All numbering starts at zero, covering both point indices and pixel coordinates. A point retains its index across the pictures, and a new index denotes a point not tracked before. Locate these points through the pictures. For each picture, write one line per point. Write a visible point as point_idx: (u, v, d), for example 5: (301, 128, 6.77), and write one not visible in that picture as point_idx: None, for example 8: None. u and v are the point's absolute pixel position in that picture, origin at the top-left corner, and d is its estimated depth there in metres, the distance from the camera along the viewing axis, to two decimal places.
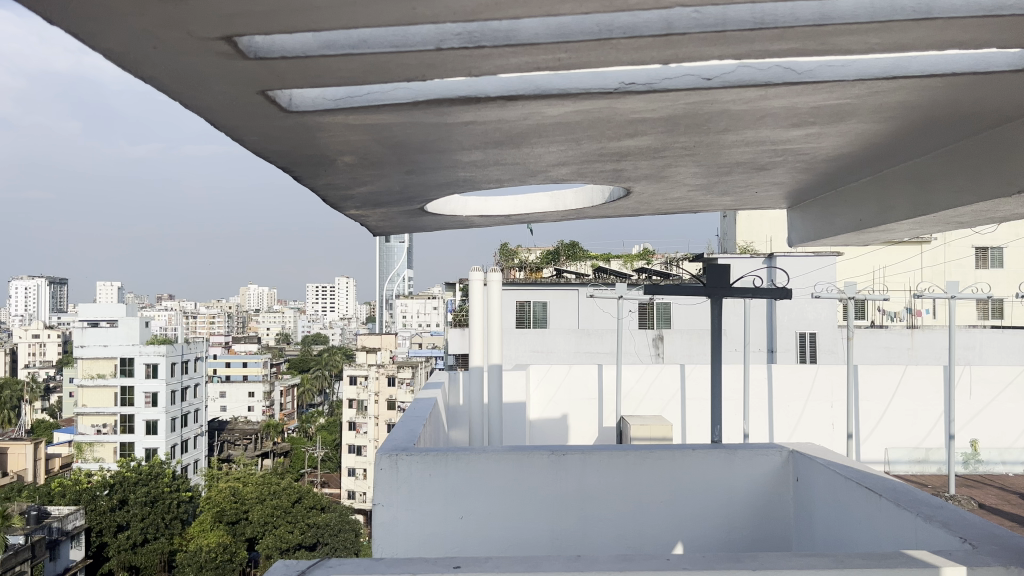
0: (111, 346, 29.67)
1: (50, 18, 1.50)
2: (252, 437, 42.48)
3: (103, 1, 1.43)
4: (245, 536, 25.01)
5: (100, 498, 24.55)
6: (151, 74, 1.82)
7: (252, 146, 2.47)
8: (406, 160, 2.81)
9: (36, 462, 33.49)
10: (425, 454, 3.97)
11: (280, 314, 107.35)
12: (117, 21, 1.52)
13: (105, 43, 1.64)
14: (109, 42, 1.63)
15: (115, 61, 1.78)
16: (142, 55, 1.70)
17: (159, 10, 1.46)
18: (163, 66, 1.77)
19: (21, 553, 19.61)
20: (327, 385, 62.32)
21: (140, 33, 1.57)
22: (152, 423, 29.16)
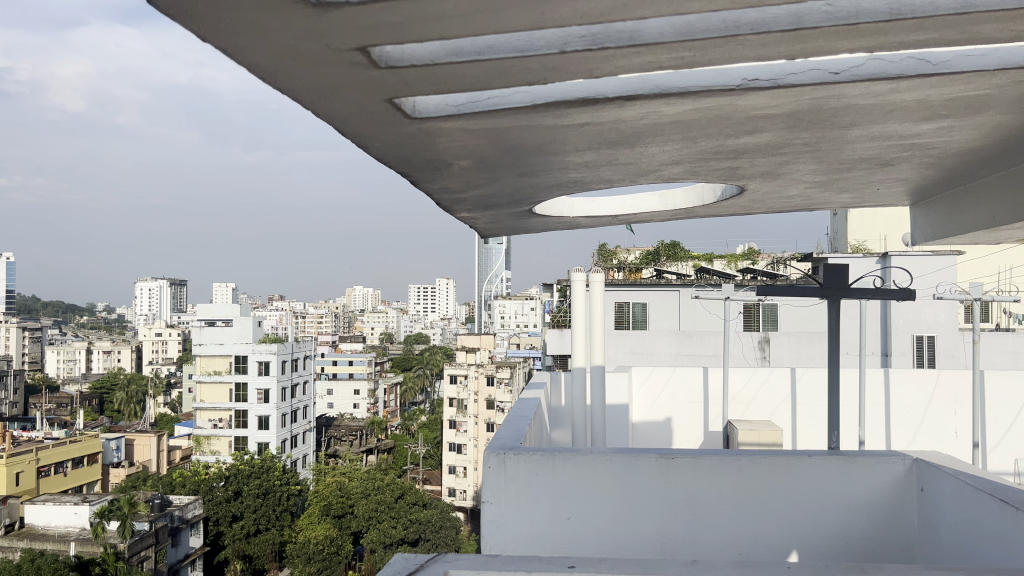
0: (226, 344, 31.16)
1: (204, 34, 1.60)
2: (358, 434, 43.83)
3: (251, 17, 1.51)
4: (351, 529, 25.83)
5: (217, 489, 25.80)
6: (288, 84, 1.91)
7: (375, 153, 2.56)
8: (520, 162, 2.85)
9: (159, 453, 35.54)
10: (532, 454, 4.01)
11: (383, 314, 110.14)
12: (262, 34, 1.60)
13: (250, 57, 1.73)
14: (253, 56, 1.73)
15: (257, 75, 1.89)
16: (281, 68, 1.79)
17: (302, 25, 1.54)
18: (299, 76, 1.85)
19: (146, 539, 20.94)
20: (428, 384, 63.47)
21: (283, 49, 1.66)
22: (264, 418, 30.48)
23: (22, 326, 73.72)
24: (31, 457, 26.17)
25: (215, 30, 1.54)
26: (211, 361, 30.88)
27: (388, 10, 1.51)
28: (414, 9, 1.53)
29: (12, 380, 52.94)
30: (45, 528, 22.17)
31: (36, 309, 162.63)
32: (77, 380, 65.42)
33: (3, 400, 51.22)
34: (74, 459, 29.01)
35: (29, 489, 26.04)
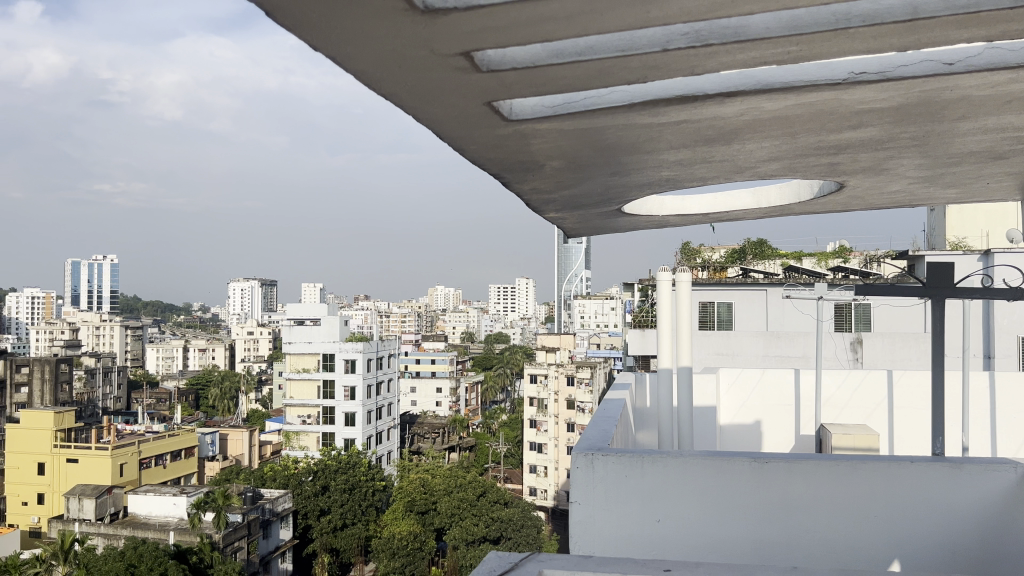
0: (315, 343, 32.07)
1: (314, 43, 1.66)
2: (440, 431, 44.47)
3: (358, 26, 1.56)
4: (434, 526, 26.15)
5: (305, 484, 26.57)
6: (390, 90, 1.95)
7: (470, 154, 2.60)
8: (613, 162, 2.83)
9: (251, 447, 36.83)
10: (620, 455, 3.98)
11: (464, 314, 111.31)
12: (370, 43, 1.65)
13: (356, 65, 1.79)
14: (359, 64, 1.78)
15: (361, 82, 1.95)
16: (385, 74, 1.84)
17: (410, 32, 1.59)
18: (402, 83, 1.90)
19: (239, 530, 21.81)
20: (508, 383, 63.81)
21: (388, 56, 1.71)
22: (351, 415, 31.22)
23: (125, 324, 77.65)
24: (132, 449, 27.54)
25: (327, 41, 1.61)
26: (301, 359, 31.90)
27: (493, 13, 1.53)
28: (519, 12, 1.55)
29: (116, 375, 55.79)
30: (146, 517, 23.29)
31: (137, 309, 170.94)
32: (175, 376, 68.48)
33: (108, 395, 54.03)
34: (173, 452, 30.34)
35: (131, 479, 27.41)
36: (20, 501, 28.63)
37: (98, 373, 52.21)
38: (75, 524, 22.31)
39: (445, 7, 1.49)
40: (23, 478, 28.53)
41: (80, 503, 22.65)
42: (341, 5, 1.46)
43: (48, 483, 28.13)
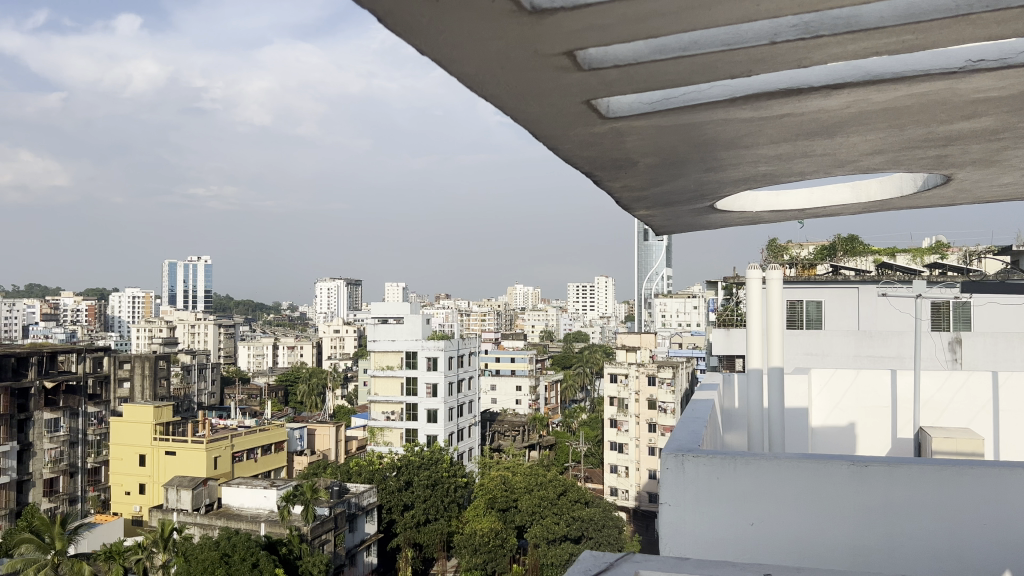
0: (398, 341, 32.71)
1: (424, 50, 1.72)
2: (520, 430, 44.66)
3: (468, 29, 1.62)
4: (515, 524, 26.28)
5: (389, 479, 27.12)
6: (493, 92, 2.00)
7: (564, 154, 2.61)
8: (709, 158, 2.79)
9: (337, 442, 37.74)
10: (711, 456, 3.95)
11: (543, 312, 111.48)
12: (477, 46, 1.70)
13: (462, 69, 1.84)
14: (464, 67, 1.83)
15: (462, 86, 2.00)
16: (490, 77, 1.89)
17: (517, 33, 1.65)
18: (504, 83, 1.94)
19: (326, 523, 22.45)
20: (588, 382, 63.54)
21: (494, 60, 1.77)
22: (433, 411, 31.63)
23: (219, 321, 80.89)
24: (226, 442, 28.61)
25: (438, 49, 1.68)
26: (384, 356, 32.66)
27: (600, 10, 1.58)
28: (624, 10, 1.59)
29: (210, 371, 58.11)
30: (239, 508, 24.10)
31: (229, 308, 177.82)
32: (266, 373, 70.87)
33: (203, 390, 56.36)
34: (264, 446, 31.34)
35: (225, 472, 28.44)
36: (123, 491, 30.14)
37: (194, 369, 54.53)
38: (173, 514, 23.32)
39: (552, 7, 1.53)
40: (126, 469, 30.06)
41: (178, 494, 23.67)
42: (454, 11, 1.53)
43: (149, 474, 29.45)
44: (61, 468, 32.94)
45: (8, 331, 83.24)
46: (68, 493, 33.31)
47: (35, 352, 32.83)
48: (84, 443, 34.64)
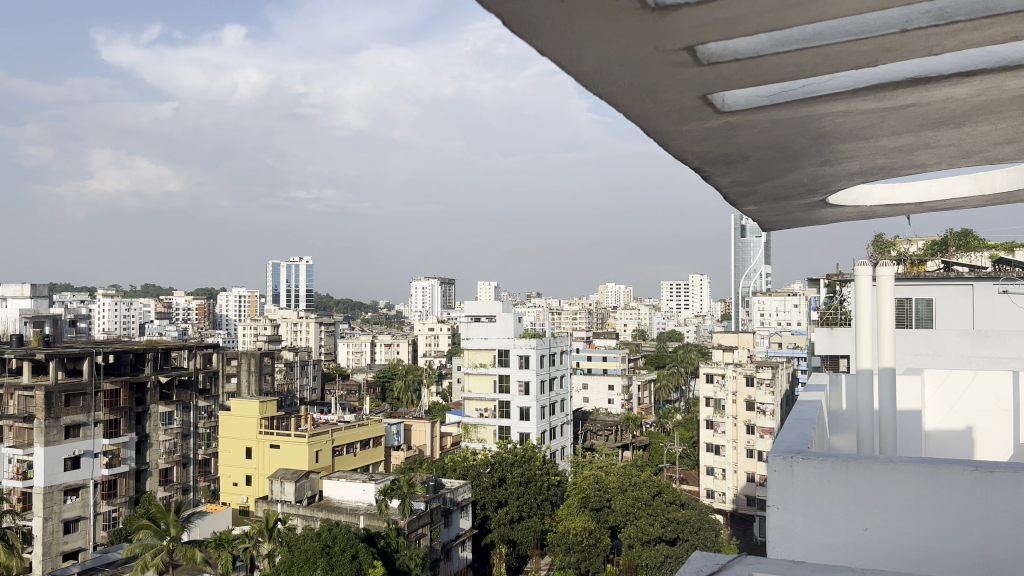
0: (490, 339, 33.07)
1: (545, 50, 1.78)
2: (614, 429, 44.36)
3: (591, 28, 1.68)
4: (609, 523, 26.21)
5: (483, 475, 27.51)
6: (609, 91, 2.03)
7: (674, 150, 2.61)
8: (825, 150, 2.73)
9: (433, 438, 38.43)
10: (822, 459, 3.90)
11: (636, 311, 110.37)
12: (598, 45, 1.76)
13: (579, 68, 1.89)
14: (582, 66, 1.88)
15: (578, 85, 2.05)
16: (607, 75, 1.94)
17: (639, 30, 1.71)
18: (621, 81, 1.97)
19: (423, 518, 22.89)
20: (684, 382, 62.51)
21: (616, 57, 1.82)
22: (525, 409, 31.81)
23: (319, 320, 83.69)
24: (327, 437, 29.59)
25: (562, 50, 1.74)
26: (477, 354, 33.14)
27: (724, 4, 1.62)
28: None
29: (311, 367, 60.17)
30: (339, 501, 24.99)
31: (329, 307, 183.57)
32: (364, 370, 72.85)
33: (305, 386, 58.41)
34: (362, 441, 32.22)
35: (325, 465, 29.40)
36: (231, 482, 31.57)
37: (297, 365, 56.62)
38: (278, 505, 24.28)
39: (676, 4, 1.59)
40: (234, 460, 31.47)
41: (282, 485, 24.61)
42: (581, 12, 1.59)
43: (255, 466, 30.74)
44: (175, 459, 34.85)
45: (127, 328, 88.54)
46: (181, 482, 35.17)
47: (151, 350, 34.90)
48: (196, 436, 36.46)
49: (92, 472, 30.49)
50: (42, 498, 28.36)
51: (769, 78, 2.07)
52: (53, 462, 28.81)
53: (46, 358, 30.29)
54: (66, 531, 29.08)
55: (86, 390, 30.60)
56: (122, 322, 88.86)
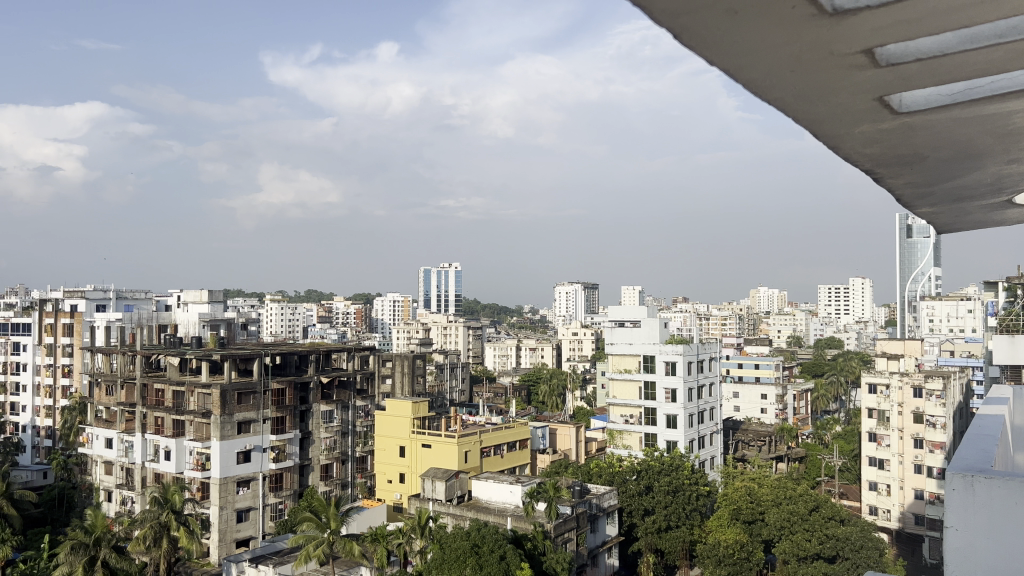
0: (635, 344, 32.81)
1: (714, 61, 1.80)
2: (767, 440, 42.69)
3: (764, 37, 1.69)
4: (763, 537, 25.32)
5: (629, 482, 27.32)
6: (777, 97, 2.02)
7: (843, 153, 2.52)
8: (1015, 149, 2.53)
9: (578, 443, 38.33)
10: (1005, 478, 3.82)
11: (790, 316, 105.95)
12: (770, 53, 1.76)
13: (748, 78, 1.90)
14: (751, 75, 1.89)
15: (748, 90, 2.04)
16: (776, 82, 1.95)
17: (814, 36, 1.70)
18: (790, 87, 1.96)
19: (569, 522, 22.93)
20: (842, 392, 59.35)
21: (786, 64, 1.82)
22: (672, 417, 31.23)
23: (467, 323, 86.00)
24: (475, 438, 30.32)
25: (731, 58, 1.76)
26: (623, 360, 32.92)
27: (902, 6, 1.59)
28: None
29: (460, 370, 61.83)
30: (487, 502, 25.55)
31: (476, 311, 188.14)
32: (510, 373, 74.08)
33: (455, 389, 60.08)
34: (510, 443, 32.74)
35: (474, 466, 30.16)
36: (386, 479, 32.95)
37: (446, 367, 58.43)
38: (429, 503, 25.11)
39: (854, 8, 1.58)
40: (389, 459, 32.80)
41: (433, 484, 25.44)
42: (754, 25, 1.60)
43: (408, 464, 31.92)
44: (335, 456, 36.66)
45: (291, 330, 94.49)
46: (340, 478, 37.02)
47: (313, 351, 36.97)
48: (354, 434, 38.26)
49: (262, 466, 32.94)
50: (218, 488, 30.80)
51: (954, 78, 1.97)
52: (228, 456, 31.29)
53: (221, 358, 32.77)
54: (238, 519, 31.53)
55: (255, 389, 32.94)
56: (287, 326, 94.91)
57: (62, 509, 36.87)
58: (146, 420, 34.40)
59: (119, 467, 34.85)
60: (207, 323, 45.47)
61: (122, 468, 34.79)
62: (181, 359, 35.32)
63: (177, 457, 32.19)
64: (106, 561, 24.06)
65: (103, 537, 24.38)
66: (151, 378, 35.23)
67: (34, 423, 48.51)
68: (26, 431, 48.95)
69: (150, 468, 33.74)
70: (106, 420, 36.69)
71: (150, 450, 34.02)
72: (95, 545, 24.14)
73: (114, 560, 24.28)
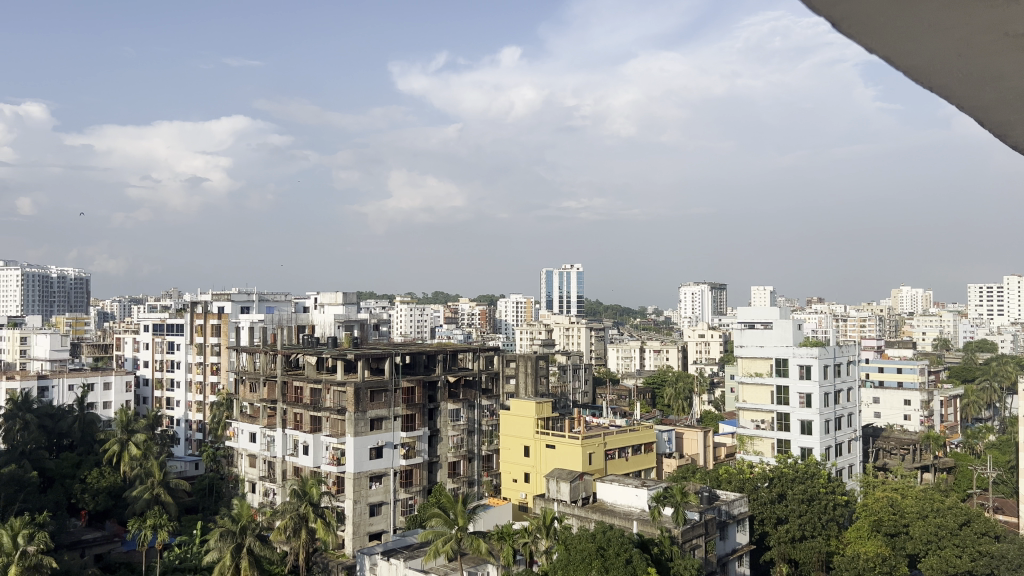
0: (766, 346, 31.54)
1: (869, 48, 1.88)
2: (911, 448, 40.27)
3: (933, 23, 1.74)
4: (906, 551, 23.85)
5: (761, 490, 26.52)
6: (938, 84, 2.05)
7: (1016, 147, 2.41)
8: None
9: (706, 448, 37.36)
10: None
11: (936, 318, 99.49)
12: (933, 39, 1.82)
13: (906, 64, 1.95)
14: (910, 60, 1.93)
15: (912, 81, 2.09)
16: (939, 68, 1.98)
17: (989, 18, 1.72)
18: (951, 75, 1.99)
19: (697, 529, 22.42)
20: (996, 399, 55.19)
21: (953, 46, 1.85)
22: (807, 423, 29.96)
23: (591, 325, 85.85)
24: (600, 441, 30.19)
25: (895, 44, 1.82)
26: (753, 362, 31.97)
27: None
28: None
29: (584, 372, 61.79)
30: (613, 505, 25.35)
31: (599, 313, 186.98)
32: (634, 375, 73.39)
33: (578, 390, 60.02)
34: (635, 446, 32.38)
35: (599, 468, 30.04)
36: (511, 478, 33.29)
37: (569, 369, 58.55)
38: (555, 503, 25.35)
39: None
40: (514, 458, 33.12)
41: (558, 485, 25.74)
42: (920, 4, 1.66)
43: (533, 464, 32.16)
44: (461, 454, 37.38)
45: (419, 331, 97.19)
46: (467, 476, 37.67)
47: (441, 351, 37.80)
48: (480, 432, 38.89)
49: (393, 462, 33.92)
50: (352, 482, 32.25)
51: None
52: (361, 452, 32.54)
53: (355, 357, 34.07)
54: (371, 513, 32.82)
55: (387, 387, 34.08)
56: (415, 326, 97.77)
57: (212, 498, 39.41)
58: (287, 416, 36.23)
59: (262, 460, 36.85)
60: (341, 324, 47.50)
61: (264, 461, 36.79)
62: (318, 358, 37.08)
63: (314, 452, 33.58)
64: (250, 549, 25.46)
65: (248, 526, 25.84)
66: (291, 376, 37.06)
67: (186, 417, 52.15)
68: (180, 424, 52.66)
69: (290, 462, 35.38)
70: (250, 415, 38.91)
71: (288, 444, 35.57)
72: (241, 533, 25.64)
73: (258, 547, 25.62)
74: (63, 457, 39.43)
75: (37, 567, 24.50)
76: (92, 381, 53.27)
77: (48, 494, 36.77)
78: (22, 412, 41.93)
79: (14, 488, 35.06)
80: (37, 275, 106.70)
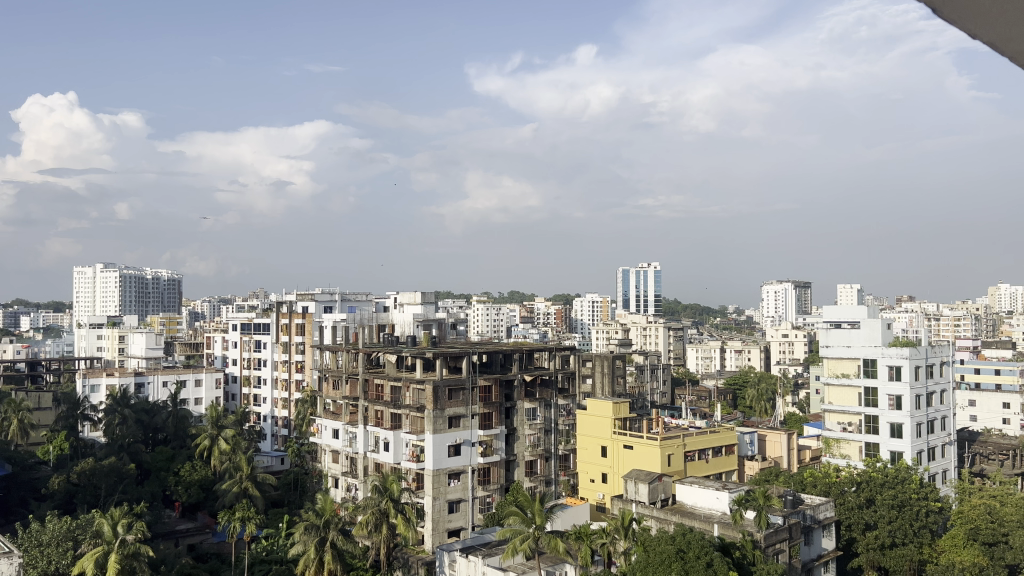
0: (854, 347, 30.58)
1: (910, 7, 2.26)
2: (1011, 454, 38.29)
3: None
4: (1006, 561, 22.58)
5: (848, 494, 25.66)
6: (979, 35, 2.39)
7: None
8: None
9: (790, 450, 36.56)
10: None
11: None
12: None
13: (948, 17, 2.30)
14: (952, 15, 2.28)
15: (960, 31, 2.43)
16: (980, 21, 2.30)
17: None
18: (989, 27, 2.33)
19: (780, 533, 21.80)
20: None
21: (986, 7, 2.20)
22: (897, 426, 28.90)
23: (669, 324, 84.64)
24: (679, 442, 29.74)
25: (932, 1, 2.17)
26: (839, 363, 30.91)
27: None
28: None
29: (662, 372, 61.01)
30: (693, 507, 24.88)
31: (677, 313, 184.23)
32: (714, 376, 72.02)
33: (656, 390, 59.28)
34: (715, 448, 31.79)
35: (678, 469, 29.62)
36: (589, 478, 33.13)
37: (647, 369, 57.92)
38: (633, 504, 25.19)
39: None
40: (591, 458, 32.94)
41: (636, 486, 25.55)
42: None
43: (610, 464, 31.90)
44: (538, 452, 37.39)
45: (496, 330, 97.70)
46: (544, 475, 37.68)
47: (517, 350, 37.88)
48: (557, 432, 38.84)
49: (471, 460, 34.24)
50: (432, 479, 32.71)
51: None
52: (440, 449, 32.97)
53: (434, 356, 34.51)
54: (450, 509, 33.24)
55: (465, 386, 34.38)
56: (493, 326, 98.40)
57: (297, 492, 40.54)
58: (368, 413, 36.95)
59: (345, 456, 37.69)
60: (420, 323, 48.18)
61: (347, 457, 37.61)
62: (398, 357, 37.73)
63: (395, 448, 34.13)
64: (334, 543, 26.04)
65: (332, 520, 26.44)
66: (371, 374, 37.77)
67: (273, 414, 53.79)
68: (266, 420, 54.32)
69: (371, 458, 36.09)
70: (333, 412, 39.85)
71: (370, 441, 36.32)
72: (325, 527, 26.26)
73: (341, 541, 26.18)
74: (158, 451, 41.22)
75: (135, 555, 25.63)
76: (184, 377, 55.77)
77: (146, 486, 38.49)
78: (120, 408, 44.01)
79: (114, 479, 36.86)
80: (135, 277, 112.04)
